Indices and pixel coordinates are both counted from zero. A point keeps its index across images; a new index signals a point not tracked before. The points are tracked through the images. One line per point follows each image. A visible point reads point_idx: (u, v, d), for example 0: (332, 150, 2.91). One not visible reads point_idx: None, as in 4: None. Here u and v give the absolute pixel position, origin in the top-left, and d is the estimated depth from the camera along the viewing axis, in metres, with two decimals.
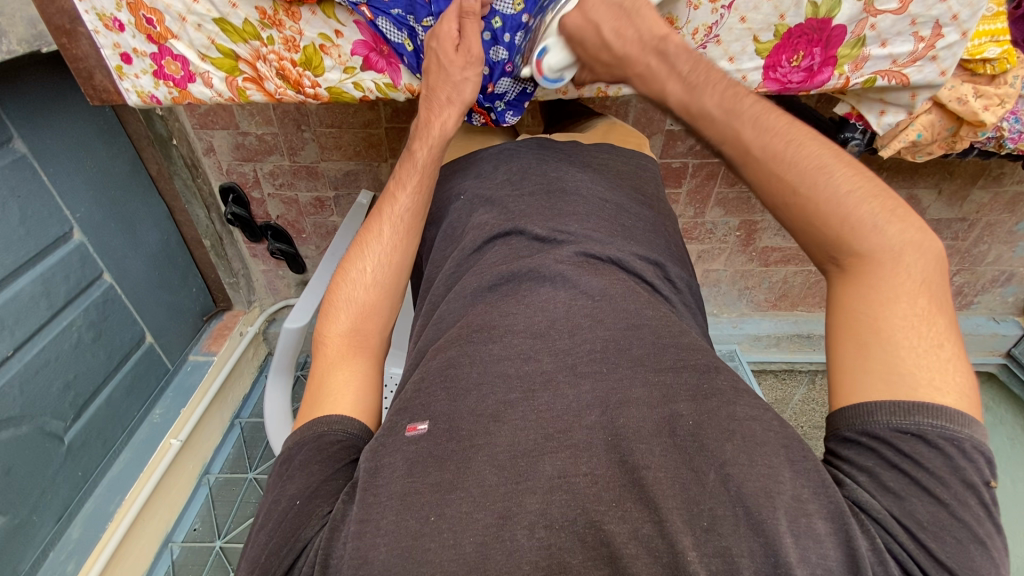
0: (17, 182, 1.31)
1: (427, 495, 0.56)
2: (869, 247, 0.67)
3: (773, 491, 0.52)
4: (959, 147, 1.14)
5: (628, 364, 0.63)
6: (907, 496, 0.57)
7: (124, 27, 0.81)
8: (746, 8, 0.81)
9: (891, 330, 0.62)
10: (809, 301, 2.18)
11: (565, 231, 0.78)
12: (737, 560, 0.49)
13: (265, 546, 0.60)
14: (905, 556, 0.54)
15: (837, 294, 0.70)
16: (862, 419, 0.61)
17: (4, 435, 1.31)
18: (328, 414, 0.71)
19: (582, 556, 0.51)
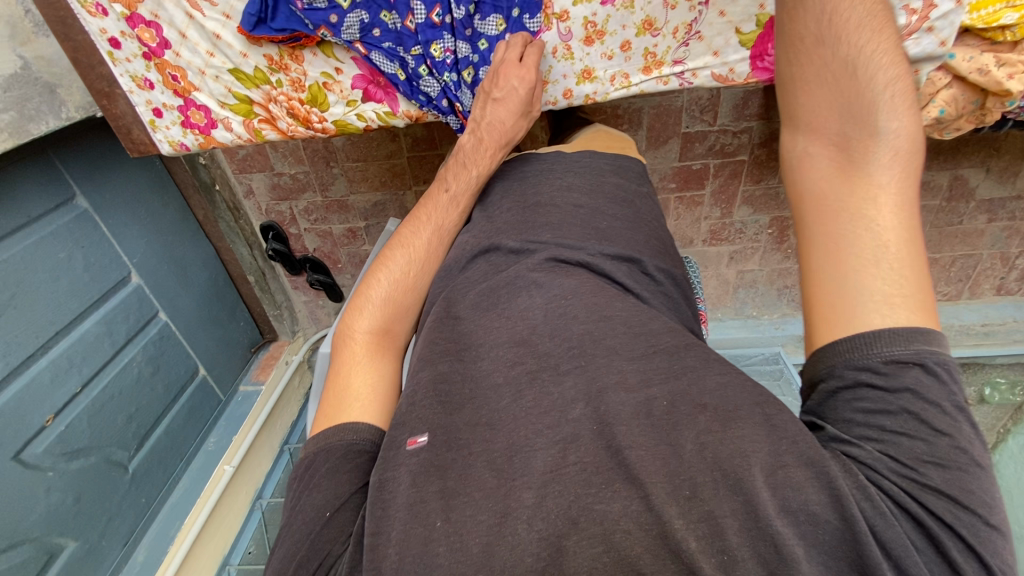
0: (81, 234, 1.46)
1: (433, 503, 0.58)
2: (882, 141, 0.59)
3: (747, 453, 0.53)
4: (990, 120, 1.07)
5: (604, 354, 0.66)
6: (902, 437, 0.53)
7: (154, 85, 0.91)
8: (723, 2, 0.80)
9: (897, 245, 0.57)
10: None
11: (538, 241, 0.81)
12: (721, 521, 0.51)
13: (295, 556, 0.61)
14: (904, 497, 0.50)
15: (827, 191, 0.62)
16: (868, 352, 0.55)
17: (74, 466, 1.43)
18: (358, 423, 0.72)
19: (577, 537, 0.52)
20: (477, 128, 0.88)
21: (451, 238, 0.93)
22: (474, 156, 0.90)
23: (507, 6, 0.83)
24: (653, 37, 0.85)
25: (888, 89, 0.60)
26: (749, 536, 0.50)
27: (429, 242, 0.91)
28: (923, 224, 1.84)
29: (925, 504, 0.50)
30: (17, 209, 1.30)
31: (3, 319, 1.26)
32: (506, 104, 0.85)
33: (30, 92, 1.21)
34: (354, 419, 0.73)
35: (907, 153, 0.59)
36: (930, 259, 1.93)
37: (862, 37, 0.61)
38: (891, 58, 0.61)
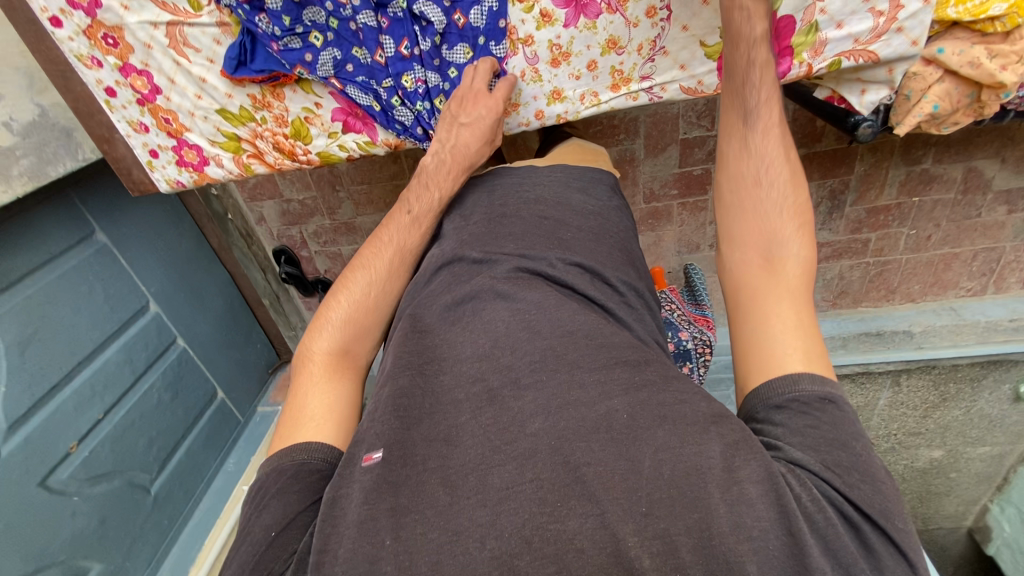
0: (100, 268, 1.54)
1: (383, 521, 0.59)
2: (795, 259, 0.74)
3: (702, 467, 0.58)
4: (988, 112, 1.01)
5: (565, 368, 0.69)
6: (831, 451, 0.59)
7: (149, 128, 0.96)
8: (685, 17, 0.82)
9: (807, 329, 0.69)
10: (874, 294, 2.01)
11: (500, 252, 0.85)
12: (675, 539, 0.53)
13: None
14: (841, 501, 0.56)
15: (754, 282, 0.75)
16: (790, 386, 0.64)
17: (99, 489, 1.49)
18: (312, 441, 0.74)
19: (530, 557, 0.54)
20: (441, 149, 0.92)
21: (413, 258, 0.96)
22: (436, 175, 0.93)
23: (473, 35, 0.86)
24: (618, 55, 0.87)
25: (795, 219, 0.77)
26: (700, 553, 0.52)
27: (391, 261, 0.94)
28: (939, 219, 1.78)
29: (860, 507, 0.56)
30: (37, 247, 1.38)
31: (27, 353, 1.34)
32: (472, 129, 0.88)
33: (47, 136, 1.29)
34: (308, 438, 0.75)
35: (809, 267, 0.74)
36: (948, 254, 1.86)
37: (785, 182, 0.79)
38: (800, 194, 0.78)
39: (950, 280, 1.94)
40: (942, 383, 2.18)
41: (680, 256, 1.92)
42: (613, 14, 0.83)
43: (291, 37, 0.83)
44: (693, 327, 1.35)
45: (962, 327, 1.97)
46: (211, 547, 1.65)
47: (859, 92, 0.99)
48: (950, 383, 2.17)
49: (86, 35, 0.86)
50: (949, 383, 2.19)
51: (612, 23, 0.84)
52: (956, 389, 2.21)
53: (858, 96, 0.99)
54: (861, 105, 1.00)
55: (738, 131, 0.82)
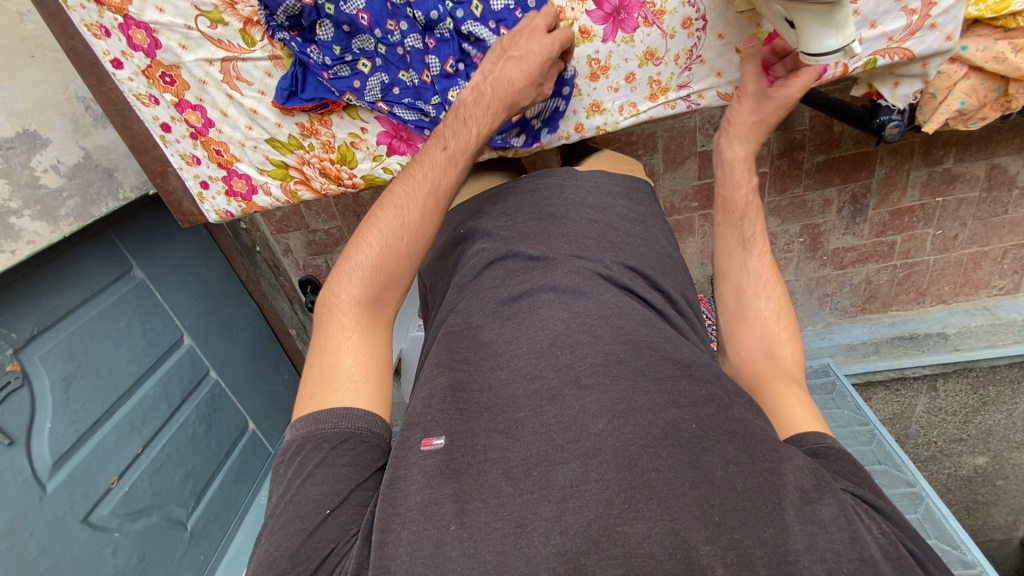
0: (138, 303, 1.57)
1: (447, 506, 0.60)
2: (794, 360, 0.85)
3: (776, 484, 0.59)
4: (1017, 106, 1.02)
5: (629, 375, 0.69)
6: (879, 496, 0.64)
7: (201, 160, 1.00)
8: (719, 26, 0.90)
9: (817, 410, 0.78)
10: (904, 298, 1.97)
11: (556, 252, 0.84)
12: (749, 551, 0.54)
13: (287, 550, 0.61)
14: (907, 542, 0.60)
15: (764, 369, 0.85)
16: (821, 438, 0.72)
17: (138, 525, 1.48)
18: (353, 408, 0.72)
19: (598, 556, 0.54)
20: (483, 82, 0.83)
21: (448, 200, 0.85)
22: (474, 111, 0.84)
23: None
24: (656, 66, 0.95)
25: (789, 329, 0.88)
26: (777, 568, 0.53)
27: (424, 207, 0.84)
28: (965, 217, 1.77)
29: (914, 550, 0.59)
30: (77, 285, 1.41)
31: (70, 389, 1.35)
32: (521, 63, 0.82)
33: (91, 178, 1.34)
34: (346, 402, 0.72)
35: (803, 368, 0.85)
36: (978, 253, 1.85)
37: (781, 297, 0.89)
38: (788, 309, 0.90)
39: (980, 280, 1.92)
40: (980, 386, 2.14)
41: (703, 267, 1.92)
42: (650, 27, 0.90)
43: (341, 65, 0.88)
44: None
45: (997, 327, 1.95)
46: None
47: (892, 86, 1.03)
48: (989, 386, 2.14)
49: (145, 75, 0.90)
50: (988, 386, 2.15)
51: (644, 40, 0.92)
52: (995, 391, 2.18)
53: (891, 88, 1.03)
54: (895, 98, 1.04)
55: (738, 253, 0.94)
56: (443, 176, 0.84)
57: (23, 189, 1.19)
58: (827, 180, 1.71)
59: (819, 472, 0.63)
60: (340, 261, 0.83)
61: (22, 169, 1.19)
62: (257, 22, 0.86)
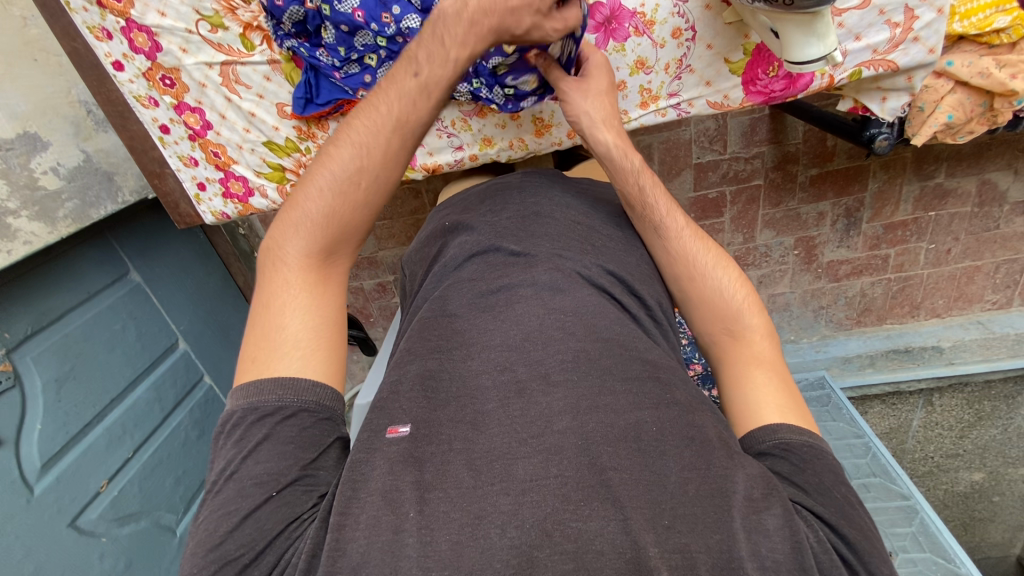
0: (133, 307, 1.57)
1: (408, 492, 0.61)
2: (755, 333, 0.83)
3: (727, 490, 0.60)
4: (1002, 121, 1.03)
5: (597, 373, 0.69)
6: (821, 494, 0.64)
7: (198, 162, 1.01)
8: (709, 37, 0.92)
9: (771, 398, 0.76)
10: (897, 311, 1.98)
11: (535, 250, 0.84)
12: (694, 556, 0.55)
13: (228, 517, 0.61)
14: (842, 546, 0.60)
15: (725, 354, 0.84)
16: (772, 434, 0.71)
17: (126, 530, 1.47)
18: (299, 379, 0.70)
19: (550, 550, 0.54)
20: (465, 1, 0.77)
21: (413, 138, 0.80)
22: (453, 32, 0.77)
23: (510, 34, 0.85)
24: (647, 74, 0.97)
25: (742, 302, 0.86)
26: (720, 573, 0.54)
27: (388, 143, 0.79)
28: (957, 232, 1.79)
29: (852, 544, 0.60)
30: (74, 288, 1.42)
31: (63, 391, 1.35)
32: None
33: (91, 180, 1.35)
34: (294, 371, 0.71)
35: (766, 338, 0.83)
36: (970, 267, 1.86)
37: (722, 274, 0.88)
38: (731, 278, 0.88)
39: (974, 294, 1.93)
40: (976, 401, 2.14)
41: None
42: (641, 37, 0.92)
43: (349, 64, 0.90)
44: None
45: (991, 341, 1.95)
46: None
47: (880, 99, 1.04)
48: (984, 401, 2.14)
49: (145, 77, 0.92)
50: (983, 401, 2.15)
51: (633, 53, 0.94)
52: (991, 406, 2.17)
53: (879, 102, 1.05)
54: (883, 112, 1.06)
55: (661, 244, 0.92)
56: (408, 111, 0.78)
57: (21, 190, 1.20)
58: (821, 194, 1.74)
59: (770, 478, 0.63)
60: (286, 211, 0.79)
61: (21, 170, 1.20)
62: (257, 28, 0.88)
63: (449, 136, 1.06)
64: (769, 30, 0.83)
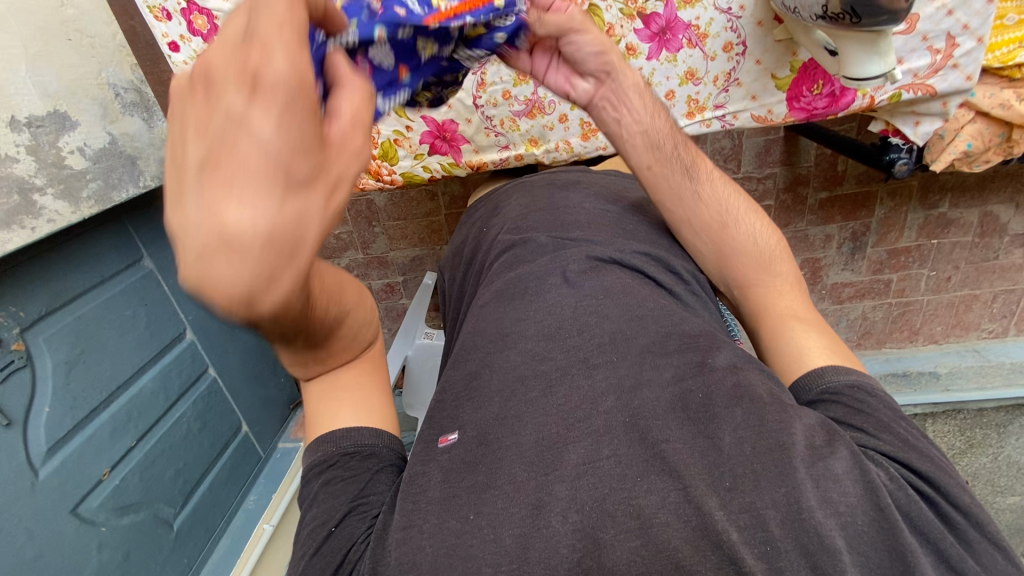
0: (145, 294, 1.55)
1: (464, 497, 0.58)
2: (787, 278, 0.86)
3: (786, 444, 0.53)
4: (1017, 151, 1.08)
5: (637, 352, 0.67)
6: (883, 431, 0.60)
7: None
8: (758, 52, 0.96)
9: (809, 344, 0.75)
10: (897, 336, 2.04)
11: (568, 238, 0.87)
12: (763, 512, 0.49)
13: (302, 558, 0.62)
14: (910, 473, 0.56)
15: (760, 305, 0.85)
16: (817, 380, 0.68)
17: (125, 521, 1.43)
18: (336, 429, 0.67)
19: (615, 530, 0.51)
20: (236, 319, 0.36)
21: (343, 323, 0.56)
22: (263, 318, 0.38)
23: None
24: (695, 85, 1.02)
25: (772, 249, 0.88)
26: (791, 527, 0.48)
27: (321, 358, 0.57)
28: (958, 260, 1.84)
29: (928, 476, 0.56)
30: (89, 270, 1.40)
31: (72, 374, 1.33)
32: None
33: (114, 162, 1.35)
34: (343, 424, 0.67)
35: (799, 288, 0.86)
36: (969, 296, 1.91)
37: (749, 219, 0.91)
38: (755, 223, 0.90)
39: (971, 321, 1.98)
40: (967, 428, 2.19)
41: None
42: (693, 48, 0.98)
43: None
44: None
45: (987, 369, 2.00)
46: (247, 563, 1.54)
47: (913, 123, 1.07)
48: (976, 428, 2.18)
49: (201, 60, 0.93)
50: (975, 429, 2.20)
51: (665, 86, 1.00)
52: (982, 435, 2.22)
53: (913, 126, 1.08)
54: (915, 136, 1.08)
55: (688, 190, 0.91)
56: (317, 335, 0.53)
57: (47, 167, 1.19)
58: (829, 217, 1.78)
59: (831, 428, 0.57)
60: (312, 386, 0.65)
61: (49, 148, 1.19)
62: None
63: (496, 135, 1.10)
64: (824, 48, 0.87)
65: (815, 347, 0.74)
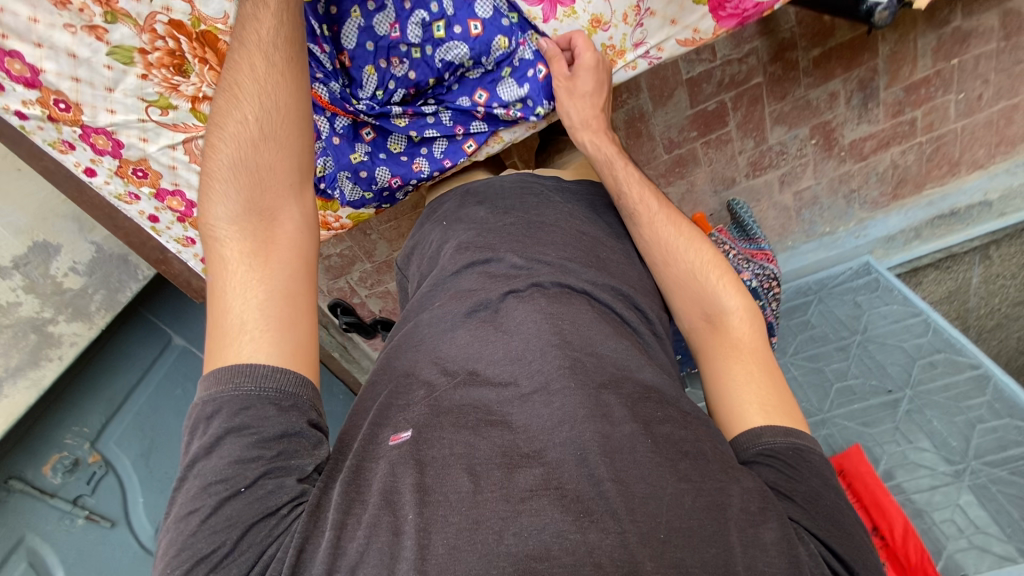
0: (187, 369, 1.60)
1: (407, 495, 0.56)
2: (734, 314, 0.78)
3: (722, 504, 0.55)
4: None
5: (595, 383, 0.64)
6: (812, 504, 0.59)
7: (194, 240, 1.04)
8: None
9: (744, 400, 0.70)
10: (937, 174, 1.70)
11: (542, 261, 0.79)
12: (690, 571, 0.50)
13: (194, 514, 0.55)
14: (829, 556, 0.56)
15: (703, 341, 0.80)
16: (756, 441, 0.66)
17: None
18: (256, 365, 0.60)
19: (548, 563, 0.50)
20: None
21: (280, 76, 0.71)
22: None
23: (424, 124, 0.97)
24: (606, 31, 0.91)
25: (720, 279, 0.81)
26: None
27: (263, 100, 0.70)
28: (986, 73, 1.51)
29: (844, 559, 0.56)
30: (126, 367, 1.48)
31: (150, 462, 1.46)
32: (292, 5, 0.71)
33: (109, 269, 1.38)
34: (248, 357, 0.61)
35: (751, 320, 0.78)
36: (1009, 107, 1.58)
37: (705, 252, 0.84)
38: (713, 260, 0.84)
39: (1016, 135, 1.65)
40: None
41: (718, 195, 1.68)
42: None
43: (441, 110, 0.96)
44: (755, 263, 1.05)
45: None
46: None
47: None
48: None
49: (119, 175, 0.93)
50: None
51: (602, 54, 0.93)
52: None
53: None
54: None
55: (645, 227, 0.87)
56: (263, 43, 0.70)
57: (51, 298, 1.28)
58: (829, 74, 1.47)
59: (767, 492, 0.58)
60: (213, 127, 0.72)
61: (44, 280, 1.27)
62: (204, 98, 0.84)
63: None
64: None
65: (751, 402, 0.70)
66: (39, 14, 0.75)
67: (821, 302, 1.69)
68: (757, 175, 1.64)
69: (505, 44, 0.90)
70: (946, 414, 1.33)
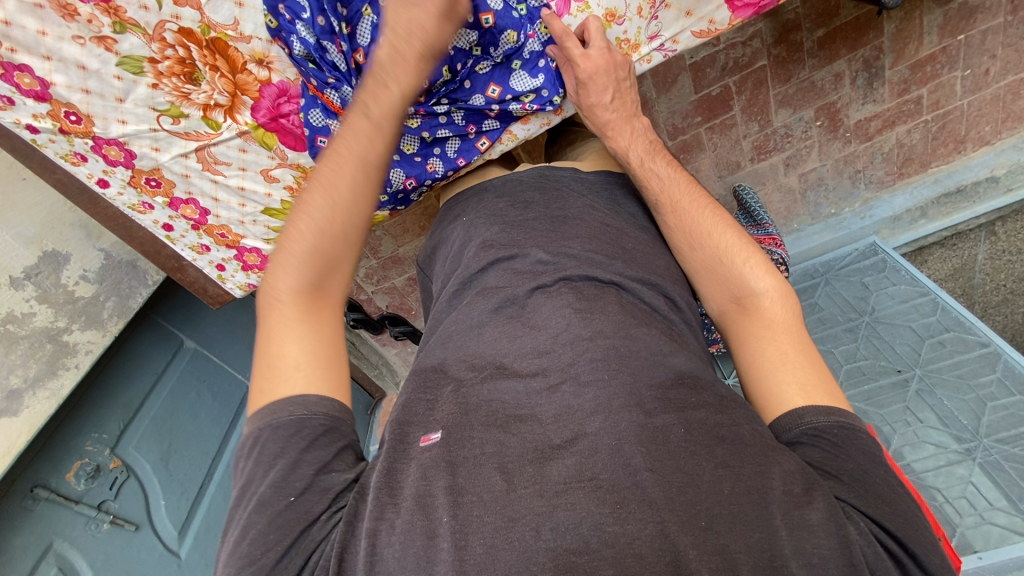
0: (200, 372, 1.62)
1: (440, 498, 0.56)
2: (763, 294, 0.77)
3: (764, 488, 0.55)
4: None
5: (627, 371, 0.64)
6: (858, 482, 0.58)
7: (209, 247, 1.08)
8: None
9: (779, 384, 0.69)
10: (942, 152, 1.69)
11: (567, 254, 0.79)
12: (734, 556, 0.50)
13: (245, 536, 0.56)
14: (881, 533, 0.54)
15: (733, 323, 0.79)
16: (797, 421, 0.65)
17: None
18: (305, 396, 0.63)
19: (588, 556, 0.50)
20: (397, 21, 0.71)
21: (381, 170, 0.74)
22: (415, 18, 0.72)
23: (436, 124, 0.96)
24: (620, 25, 0.91)
25: (748, 262, 0.80)
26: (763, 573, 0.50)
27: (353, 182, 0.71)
28: (994, 48, 1.48)
29: (899, 536, 0.55)
30: (142, 369, 1.49)
31: (171, 466, 1.48)
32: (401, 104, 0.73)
33: (119, 274, 1.38)
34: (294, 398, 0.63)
35: (783, 299, 0.76)
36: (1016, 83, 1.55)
37: (735, 237, 0.83)
38: (743, 244, 0.82)
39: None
40: None
41: (723, 179, 1.68)
42: None
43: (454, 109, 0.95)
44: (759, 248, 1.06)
45: None
46: None
47: None
48: None
49: (133, 186, 0.94)
50: None
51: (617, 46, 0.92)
52: None
53: None
54: None
55: (676, 216, 0.87)
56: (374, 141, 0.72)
57: (63, 307, 1.28)
58: (834, 55, 1.43)
59: (810, 471, 0.58)
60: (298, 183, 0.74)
61: (56, 289, 1.27)
62: (215, 105, 0.86)
63: None
64: None
65: (786, 385, 0.69)
66: (47, 27, 0.73)
67: (828, 283, 1.70)
68: (763, 159, 1.64)
69: (514, 39, 0.88)
70: (958, 394, 1.34)
